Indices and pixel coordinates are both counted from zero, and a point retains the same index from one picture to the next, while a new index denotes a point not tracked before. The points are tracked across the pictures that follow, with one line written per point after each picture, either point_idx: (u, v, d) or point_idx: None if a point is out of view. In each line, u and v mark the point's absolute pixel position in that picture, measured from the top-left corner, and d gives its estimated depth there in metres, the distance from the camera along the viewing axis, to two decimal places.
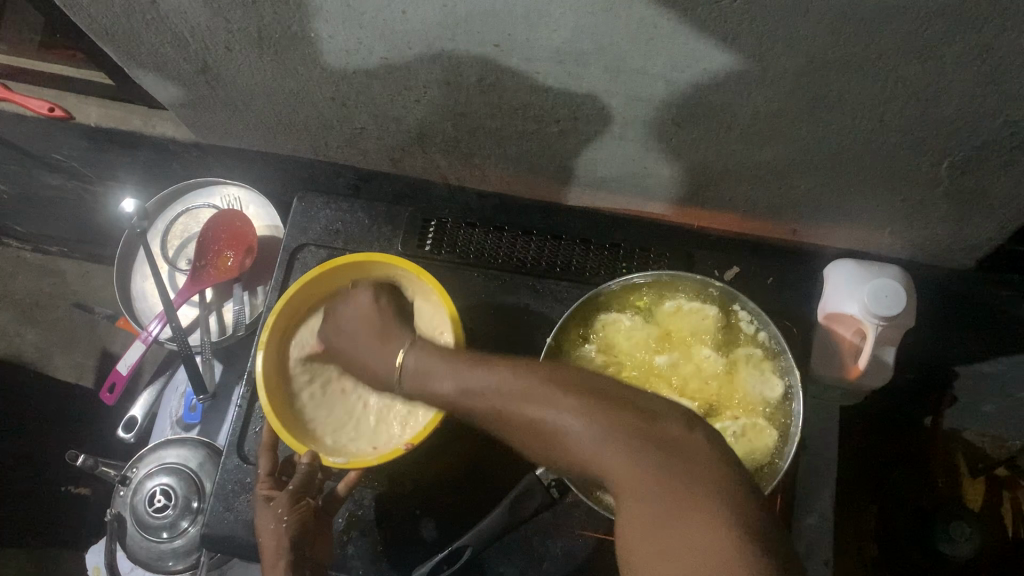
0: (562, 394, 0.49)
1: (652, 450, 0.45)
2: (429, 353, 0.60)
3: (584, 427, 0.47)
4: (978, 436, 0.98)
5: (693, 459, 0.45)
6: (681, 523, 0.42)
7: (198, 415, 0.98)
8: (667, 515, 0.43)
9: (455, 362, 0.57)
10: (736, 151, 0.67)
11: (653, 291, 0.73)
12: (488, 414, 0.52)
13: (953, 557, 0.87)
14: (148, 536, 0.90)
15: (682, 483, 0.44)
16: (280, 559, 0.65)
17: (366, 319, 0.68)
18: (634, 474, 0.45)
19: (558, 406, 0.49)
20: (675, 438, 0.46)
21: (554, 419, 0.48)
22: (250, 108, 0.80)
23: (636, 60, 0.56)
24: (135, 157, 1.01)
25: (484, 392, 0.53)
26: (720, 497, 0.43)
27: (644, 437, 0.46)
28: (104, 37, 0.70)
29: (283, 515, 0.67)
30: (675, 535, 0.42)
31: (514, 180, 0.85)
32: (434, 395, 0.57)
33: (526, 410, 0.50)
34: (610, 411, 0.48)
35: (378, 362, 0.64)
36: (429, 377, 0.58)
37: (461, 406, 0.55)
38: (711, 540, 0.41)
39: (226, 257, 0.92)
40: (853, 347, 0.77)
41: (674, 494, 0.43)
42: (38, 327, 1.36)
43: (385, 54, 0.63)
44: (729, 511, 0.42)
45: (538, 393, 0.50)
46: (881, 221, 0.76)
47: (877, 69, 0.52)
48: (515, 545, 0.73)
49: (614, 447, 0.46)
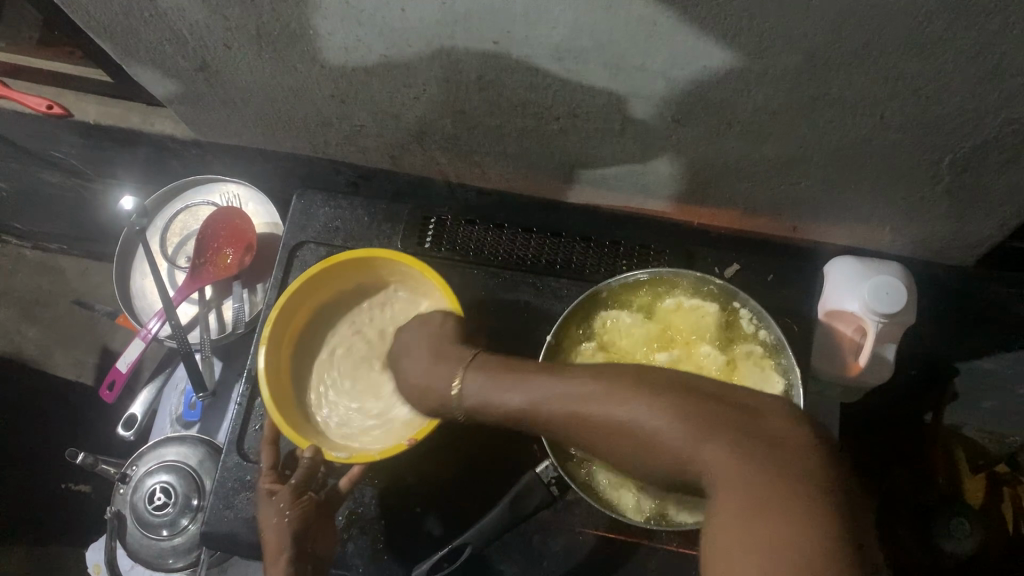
0: (655, 392, 0.49)
1: (756, 442, 0.45)
2: (492, 369, 0.59)
3: (674, 424, 0.47)
4: (978, 432, 0.99)
5: (793, 450, 0.44)
6: (776, 511, 0.41)
7: (198, 413, 0.98)
8: (762, 502, 0.42)
9: (531, 372, 0.56)
10: (736, 148, 0.67)
11: (654, 288, 0.73)
12: (572, 416, 0.52)
13: (957, 554, 0.88)
14: (148, 534, 0.90)
15: (783, 473, 0.43)
16: (281, 556, 0.65)
17: (423, 332, 0.66)
18: (735, 466, 0.44)
19: (652, 402, 0.48)
20: (779, 433, 0.45)
21: (648, 415, 0.48)
22: (249, 106, 0.79)
23: (636, 58, 0.56)
24: (134, 155, 1.00)
25: (568, 394, 0.52)
26: (820, 489, 0.42)
27: (751, 432, 0.45)
28: (102, 34, 0.69)
29: (284, 510, 0.66)
30: (768, 524, 0.41)
31: (513, 178, 0.85)
32: (506, 407, 0.56)
33: (617, 410, 0.49)
34: (711, 409, 0.47)
35: (432, 372, 0.62)
36: (493, 390, 0.57)
37: (541, 412, 0.54)
38: (813, 533, 0.40)
39: (226, 255, 0.92)
40: (854, 344, 0.77)
41: (774, 484, 0.42)
42: (38, 324, 1.36)
43: (383, 51, 0.63)
44: (830, 503, 0.41)
45: (620, 394, 0.50)
46: (882, 218, 0.76)
47: (877, 66, 0.52)
48: (514, 543, 0.73)
49: (711, 441, 0.45)
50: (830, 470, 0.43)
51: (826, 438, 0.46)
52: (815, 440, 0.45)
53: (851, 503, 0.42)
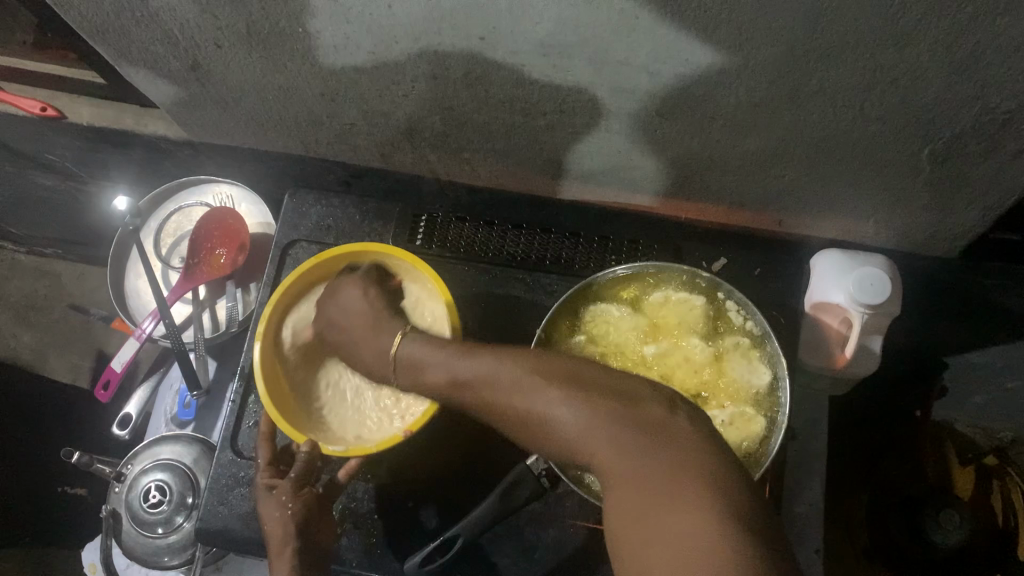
0: (552, 382, 0.50)
1: (644, 434, 0.45)
2: (423, 341, 0.62)
3: (577, 412, 0.48)
4: (968, 427, 0.97)
5: (679, 440, 0.45)
6: (671, 504, 0.42)
7: (193, 412, 0.99)
8: (658, 495, 0.43)
9: (448, 354, 0.58)
10: (720, 142, 0.68)
11: (642, 283, 0.74)
12: (482, 404, 0.54)
13: (943, 546, 0.89)
14: (143, 533, 0.90)
15: (673, 465, 0.43)
16: (286, 547, 0.66)
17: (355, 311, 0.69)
18: (628, 459, 0.45)
19: (550, 396, 0.49)
20: (663, 421, 0.46)
21: (549, 407, 0.49)
22: (241, 106, 0.80)
23: (619, 53, 0.57)
24: (128, 157, 1.01)
25: (479, 379, 0.54)
26: (707, 473, 0.43)
27: (636, 421, 0.46)
28: (94, 35, 0.70)
29: (287, 502, 0.67)
30: (663, 518, 0.41)
31: (503, 175, 0.86)
32: (430, 383, 0.58)
33: (520, 403, 0.51)
34: (603, 402, 0.48)
35: (371, 351, 0.65)
36: (420, 364, 0.60)
37: (454, 390, 0.56)
38: (702, 522, 0.40)
39: (218, 255, 0.93)
40: (840, 336, 0.78)
41: (661, 474, 0.43)
42: (33, 329, 1.37)
43: (372, 49, 0.64)
44: (719, 489, 0.42)
45: (529, 385, 0.51)
46: (865, 211, 0.77)
47: (854, 58, 0.53)
48: (506, 535, 0.73)
49: (606, 433, 0.46)
50: (711, 451, 0.44)
51: (705, 424, 0.47)
52: (697, 430, 0.46)
53: (740, 483, 0.43)
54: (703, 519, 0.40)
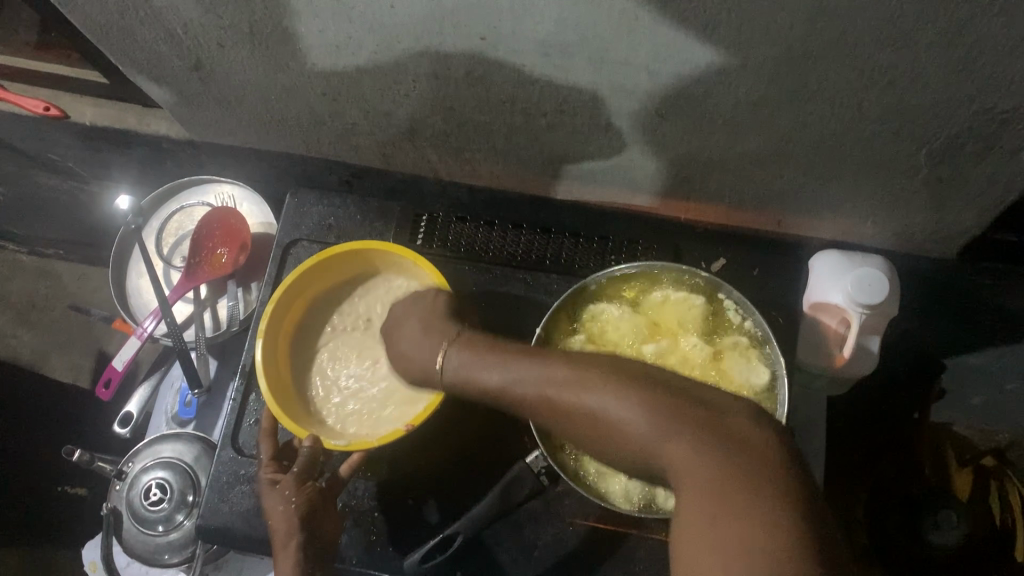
0: (623, 384, 0.51)
1: (720, 439, 0.46)
2: (472, 347, 0.62)
3: (640, 413, 0.49)
4: (967, 429, 0.98)
5: (753, 449, 0.45)
6: (741, 509, 0.42)
7: (193, 411, 0.99)
8: (719, 497, 0.43)
9: (507, 354, 0.58)
10: (720, 142, 0.68)
11: (641, 283, 0.74)
12: (545, 404, 0.54)
13: (943, 546, 0.90)
14: (144, 530, 0.91)
15: (739, 471, 0.44)
16: (293, 540, 0.66)
17: (416, 308, 0.69)
18: (694, 461, 0.45)
19: (620, 397, 0.50)
20: (738, 430, 0.46)
21: (616, 409, 0.50)
22: (244, 106, 0.81)
23: (619, 53, 0.58)
24: (130, 156, 1.02)
25: (540, 382, 0.55)
26: (778, 486, 0.43)
27: (708, 427, 0.47)
28: (98, 35, 0.71)
29: (290, 496, 0.67)
30: (725, 519, 0.42)
31: (503, 174, 0.86)
32: (482, 387, 0.58)
33: (588, 398, 0.51)
34: (676, 406, 0.48)
35: (423, 347, 0.65)
36: (471, 368, 0.60)
37: (506, 395, 0.56)
38: (771, 528, 0.40)
39: (220, 254, 0.94)
40: (838, 336, 0.77)
41: (730, 477, 0.44)
42: (34, 329, 1.37)
43: (374, 49, 0.64)
44: (790, 501, 0.42)
45: (590, 384, 0.52)
46: (864, 211, 0.78)
47: (853, 57, 0.54)
48: (505, 532, 0.74)
49: (675, 439, 0.47)
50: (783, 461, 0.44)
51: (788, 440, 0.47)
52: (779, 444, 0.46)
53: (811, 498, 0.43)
54: (771, 526, 0.40)
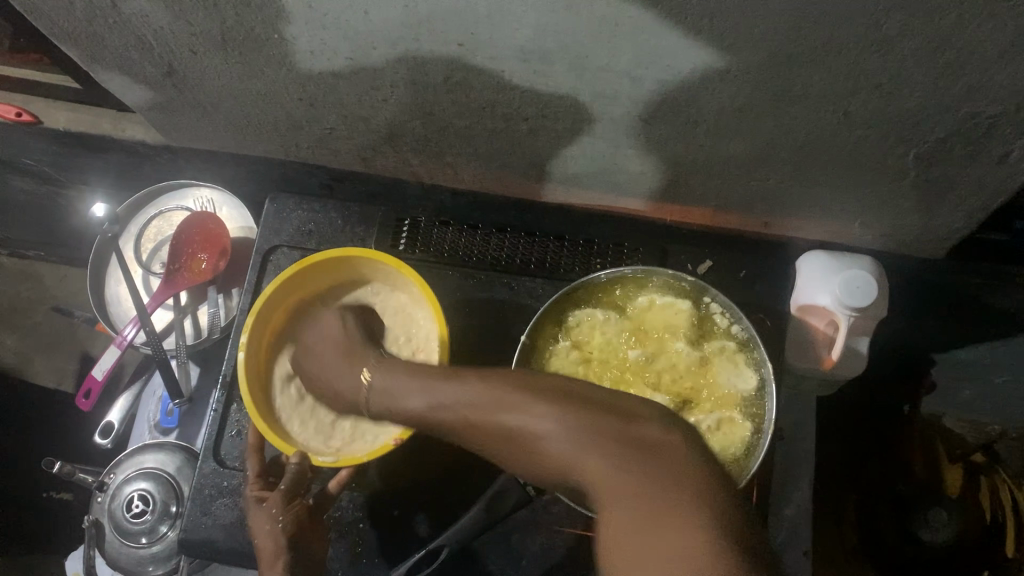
0: (535, 398, 0.49)
1: (631, 454, 0.44)
2: (397, 370, 0.60)
3: (562, 428, 0.47)
4: (956, 422, 0.98)
5: (671, 458, 0.44)
6: (671, 517, 0.41)
7: (175, 419, 0.97)
8: (645, 514, 0.42)
9: (427, 378, 0.56)
10: (705, 145, 0.67)
11: (627, 287, 0.73)
12: (462, 425, 0.52)
13: (933, 542, 0.91)
14: (127, 542, 0.90)
15: (661, 480, 0.43)
16: (278, 559, 0.65)
17: (333, 342, 0.68)
18: (618, 476, 0.44)
19: (535, 411, 0.48)
20: (654, 439, 0.45)
21: (536, 426, 0.48)
22: (219, 111, 0.79)
23: (600, 58, 0.56)
24: (107, 161, 1.00)
25: (458, 405, 0.52)
26: (702, 494, 0.42)
27: (625, 441, 0.45)
28: (67, 41, 0.69)
29: (277, 515, 0.66)
30: (656, 537, 0.41)
31: (486, 178, 0.85)
32: (404, 412, 0.56)
33: (502, 418, 0.49)
34: (595, 418, 0.47)
35: (344, 383, 0.64)
36: (393, 392, 0.58)
37: (430, 419, 0.54)
38: (697, 537, 0.39)
39: (199, 260, 0.92)
40: (826, 338, 0.77)
41: (652, 496, 0.42)
42: (16, 333, 1.35)
43: (350, 55, 0.62)
44: (712, 508, 0.41)
45: (512, 401, 0.50)
46: (851, 213, 0.77)
47: (837, 63, 0.53)
48: (493, 543, 0.73)
49: (600, 453, 0.45)
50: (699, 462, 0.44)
51: (699, 441, 0.46)
52: (693, 447, 0.45)
53: (737, 500, 0.43)
54: (700, 538, 0.39)
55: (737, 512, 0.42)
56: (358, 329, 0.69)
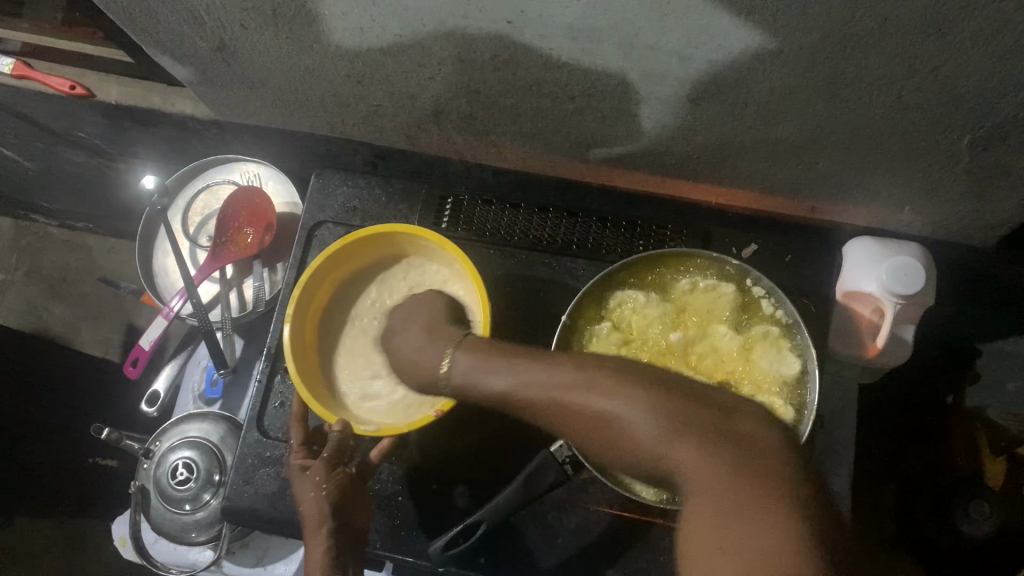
0: (627, 384, 0.50)
1: (727, 444, 0.46)
2: (479, 347, 0.60)
3: (651, 416, 0.48)
4: (1001, 414, 0.93)
5: (766, 457, 0.45)
6: (758, 512, 0.43)
7: (220, 390, 1.00)
8: (739, 508, 0.43)
9: (509, 356, 0.57)
10: (753, 127, 0.66)
11: (670, 269, 0.72)
12: (550, 403, 0.52)
13: (973, 534, 0.86)
14: (171, 508, 0.92)
15: (752, 473, 0.44)
16: (321, 529, 0.66)
17: (418, 312, 0.68)
18: (710, 468, 0.45)
19: (628, 397, 0.49)
20: (751, 436, 0.47)
21: (627, 412, 0.49)
22: (267, 86, 0.80)
23: (651, 37, 0.56)
24: (156, 135, 1.01)
25: (549, 385, 0.53)
26: (795, 491, 0.43)
27: (723, 434, 0.47)
28: (121, 15, 0.70)
29: (321, 483, 0.67)
30: (748, 528, 0.42)
31: (529, 157, 0.84)
32: (484, 389, 0.56)
33: (592, 402, 0.50)
34: (687, 408, 0.48)
35: (422, 353, 0.63)
36: (478, 373, 0.58)
37: (511, 398, 0.55)
38: (786, 531, 0.41)
39: (246, 234, 0.93)
40: (871, 325, 0.76)
41: (747, 488, 0.44)
42: (65, 302, 1.38)
43: (399, 32, 0.63)
44: (805, 503, 0.43)
45: (601, 385, 0.51)
46: (901, 199, 0.76)
47: (894, 45, 0.52)
48: (530, 521, 0.73)
49: (686, 441, 0.47)
50: (792, 464, 0.45)
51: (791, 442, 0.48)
52: (784, 443, 0.47)
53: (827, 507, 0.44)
54: (790, 535, 0.41)
55: (828, 514, 0.43)
56: (442, 306, 0.69)
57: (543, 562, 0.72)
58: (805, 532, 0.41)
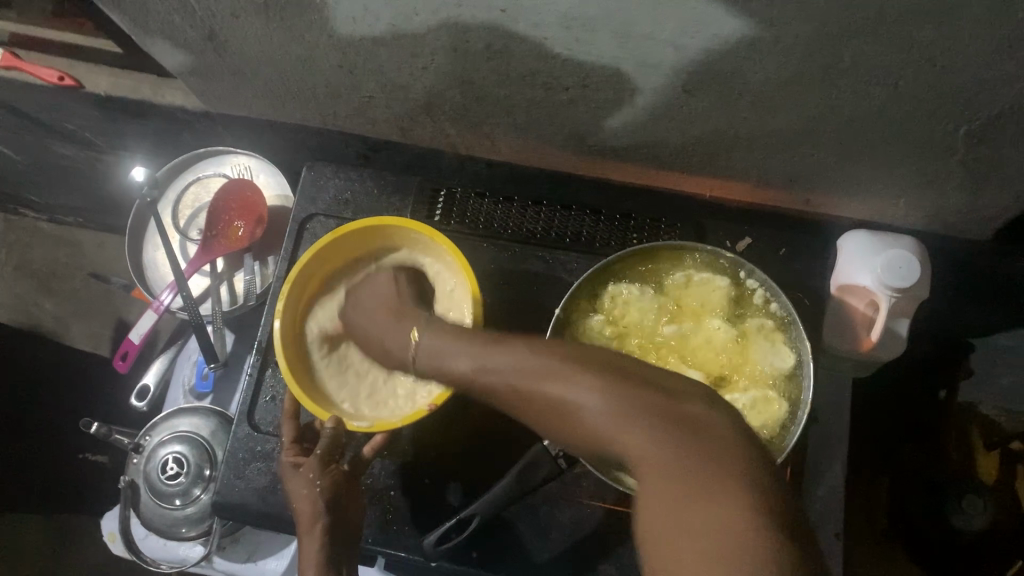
0: (581, 368, 0.49)
1: (679, 432, 0.44)
2: (443, 332, 0.59)
3: (604, 403, 0.47)
4: (993, 409, 0.95)
5: (721, 439, 0.44)
6: (705, 500, 0.41)
7: (210, 383, 0.99)
8: (694, 493, 0.42)
9: (470, 342, 0.56)
10: (748, 118, 0.66)
11: (663, 261, 0.72)
12: (509, 390, 0.51)
13: (966, 530, 0.86)
14: (161, 504, 0.91)
15: (703, 461, 0.43)
16: (316, 525, 0.65)
17: (382, 301, 0.68)
18: (664, 452, 0.44)
19: (585, 383, 0.48)
20: (698, 418, 0.45)
21: (583, 397, 0.47)
22: (259, 77, 0.79)
23: (645, 26, 0.55)
24: (146, 127, 1.00)
25: (509, 369, 0.52)
26: (745, 481, 0.41)
27: (668, 416, 0.45)
28: (109, 4, 0.69)
29: (315, 480, 0.67)
30: (698, 516, 0.41)
31: (523, 149, 0.84)
32: (449, 371, 0.56)
33: (550, 387, 0.49)
34: (637, 393, 0.47)
35: (394, 339, 0.63)
36: (442, 355, 0.57)
37: (473, 383, 0.54)
38: (735, 521, 0.40)
39: (236, 227, 0.92)
40: (867, 319, 0.75)
41: (691, 475, 0.42)
42: (55, 297, 1.37)
43: (391, 20, 0.62)
44: (760, 495, 0.41)
45: (561, 372, 0.49)
46: (896, 190, 0.75)
47: (890, 34, 0.51)
48: (523, 514, 0.73)
49: (643, 427, 0.45)
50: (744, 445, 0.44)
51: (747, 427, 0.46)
52: (736, 430, 0.45)
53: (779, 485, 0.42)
54: (743, 523, 0.39)
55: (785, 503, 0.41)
56: (410, 295, 0.69)
57: (536, 556, 0.72)
58: (755, 522, 0.39)
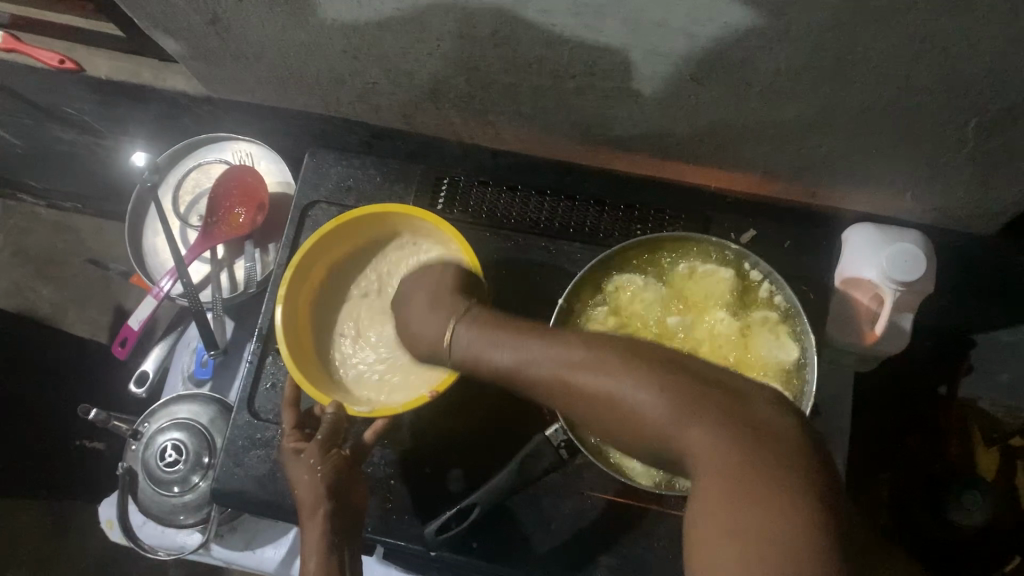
0: (635, 364, 0.48)
1: (737, 427, 0.43)
2: (482, 320, 0.59)
3: (659, 398, 0.46)
4: (991, 405, 0.95)
5: (776, 437, 0.43)
6: (764, 498, 0.40)
7: (210, 371, 0.99)
8: (748, 491, 0.41)
9: (518, 332, 0.56)
10: (756, 109, 0.66)
11: (668, 252, 0.71)
12: (560, 384, 0.50)
13: (964, 525, 0.85)
14: (159, 491, 0.90)
15: (758, 457, 0.42)
16: (318, 509, 0.65)
17: (423, 284, 0.67)
18: (717, 450, 0.43)
19: (638, 378, 0.47)
20: (761, 419, 0.44)
21: (636, 392, 0.47)
22: (262, 62, 0.78)
23: (655, 14, 0.55)
24: (146, 112, 1.00)
25: (560, 364, 0.51)
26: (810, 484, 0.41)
27: (725, 413, 0.44)
28: None
29: (316, 465, 0.66)
30: (754, 512, 0.40)
31: (527, 138, 0.84)
32: (495, 367, 0.55)
33: (600, 383, 0.48)
34: (692, 387, 0.46)
35: (427, 328, 0.62)
36: (482, 345, 0.57)
37: (517, 375, 0.54)
38: (795, 519, 0.39)
39: (237, 214, 0.92)
40: (870, 312, 0.75)
41: (748, 473, 0.41)
42: (53, 283, 1.36)
43: (397, 5, 0.61)
44: (816, 498, 0.40)
45: (608, 365, 0.49)
46: (902, 184, 0.75)
47: (903, 24, 0.51)
48: (524, 504, 0.72)
49: (695, 424, 0.44)
50: (803, 445, 0.43)
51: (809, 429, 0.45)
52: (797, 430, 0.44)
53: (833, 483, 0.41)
54: (803, 525, 0.38)
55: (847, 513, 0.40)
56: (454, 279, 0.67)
57: (536, 548, 0.72)
58: (815, 524, 0.39)
